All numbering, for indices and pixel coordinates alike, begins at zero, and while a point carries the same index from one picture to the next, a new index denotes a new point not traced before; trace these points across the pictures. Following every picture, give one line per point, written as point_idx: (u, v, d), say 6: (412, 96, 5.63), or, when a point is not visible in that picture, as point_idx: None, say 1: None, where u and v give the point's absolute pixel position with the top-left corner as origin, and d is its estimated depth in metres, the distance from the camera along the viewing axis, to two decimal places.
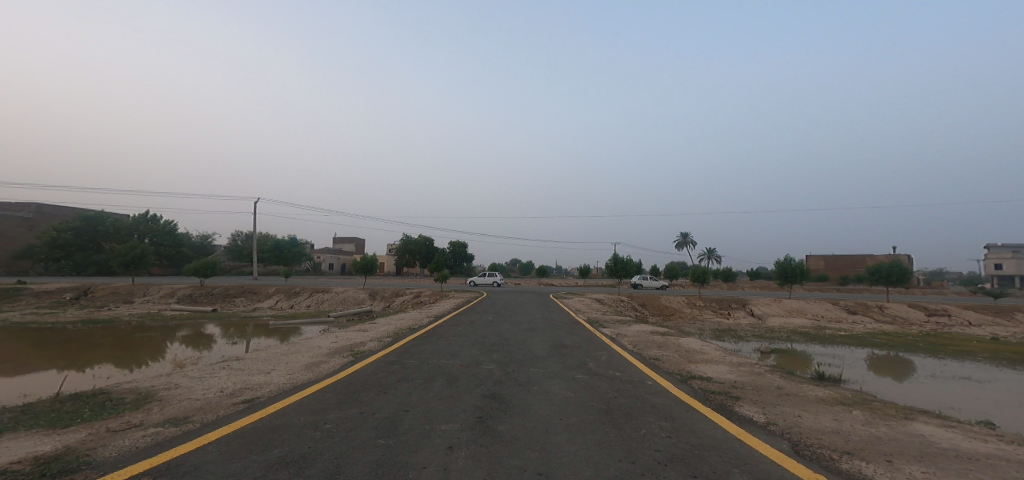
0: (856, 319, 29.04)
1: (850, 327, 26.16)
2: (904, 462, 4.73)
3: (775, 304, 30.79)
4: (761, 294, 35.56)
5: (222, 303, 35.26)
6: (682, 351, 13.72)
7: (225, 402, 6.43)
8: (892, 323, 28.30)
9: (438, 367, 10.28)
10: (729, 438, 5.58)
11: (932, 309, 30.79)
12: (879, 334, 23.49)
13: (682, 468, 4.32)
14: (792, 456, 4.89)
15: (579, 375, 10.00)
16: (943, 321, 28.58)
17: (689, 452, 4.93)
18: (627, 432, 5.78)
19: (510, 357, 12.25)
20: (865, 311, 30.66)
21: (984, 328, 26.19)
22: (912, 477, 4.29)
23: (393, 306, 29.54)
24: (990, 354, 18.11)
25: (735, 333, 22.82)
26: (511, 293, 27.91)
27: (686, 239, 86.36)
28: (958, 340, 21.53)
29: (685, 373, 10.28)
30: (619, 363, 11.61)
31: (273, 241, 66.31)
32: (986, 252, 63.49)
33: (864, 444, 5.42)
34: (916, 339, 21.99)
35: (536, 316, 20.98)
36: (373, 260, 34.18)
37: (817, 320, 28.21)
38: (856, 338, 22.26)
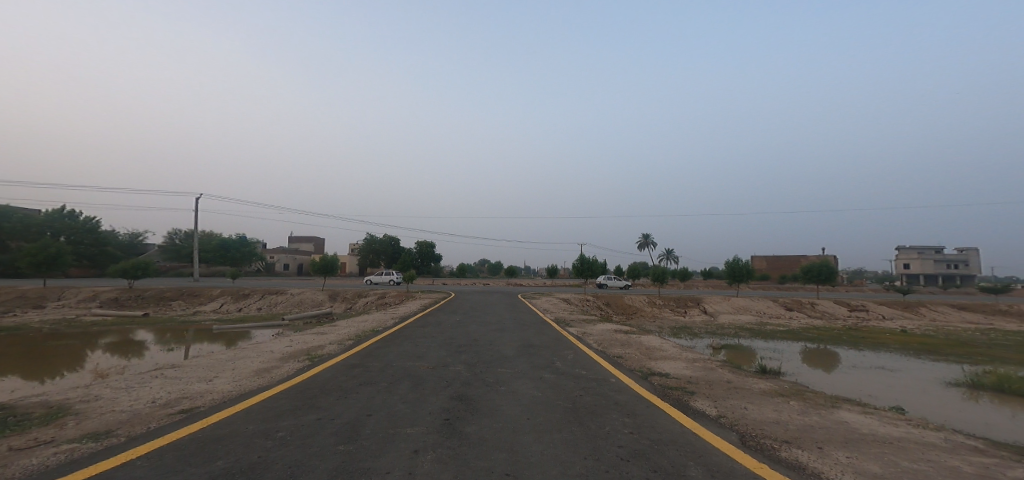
0: (792, 315, 31.65)
1: (788, 322, 28.50)
2: (832, 448, 5.31)
3: (725, 302, 32.88)
4: (713, 293, 37.61)
5: (156, 307, 32.56)
6: (643, 349, 14.39)
7: (158, 413, 6.02)
8: (822, 318, 31.12)
9: (403, 369, 10.18)
10: (685, 432, 5.99)
11: (856, 305, 33.96)
12: (810, 329, 25.81)
13: (642, 463, 4.62)
14: (740, 447, 5.35)
15: (545, 374, 10.24)
16: (863, 316, 31.79)
17: (650, 447, 5.26)
18: (592, 429, 6.06)
19: (478, 358, 12.30)
20: (799, 307, 33.46)
21: (896, 321, 29.40)
22: (839, 461, 4.83)
23: (355, 308, 28.59)
24: (906, 345, 20.24)
25: (691, 330, 24.16)
26: (480, 294, 27.92)
27: (649, 239, 89.82)
28: (878, 334, 23.98)
29: (646, 370, 10.82)
30: (584, 362, 12.03)
31: (219, 240, 62.04)
32: (903, 254, 70.76)
33: (800, 432, 6.02)
34: (845, 333, 24.15)
35: (504, 317, 21.12)
36: (334, 260, 33.00)
37: (761, 317, 30.46)
38: (792, 333, 24.32)
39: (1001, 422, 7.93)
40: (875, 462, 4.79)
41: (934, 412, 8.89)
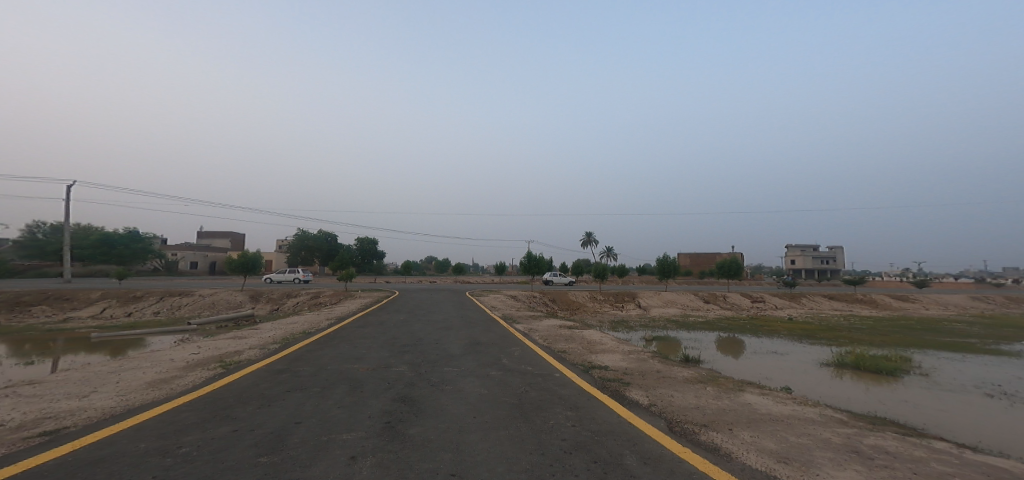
0: (709, 307, 34.48)
1: (705, 314, 30.97)
2: (741, 429, 5.54)
3: (655, 296, 34.97)
4: (648, 289, 39.78)
5: (11, 314, 26.74)
6: (586, 343, 14.68)
7: (4, 440, 4.44)
8: (731, 309, 34.30)
9: (339, 366, 9.11)
10: (622, 422, 5.89)
11: (756, 296, 37.76)
12: (723, 319, 28.31)
13: (585, 455, 4.39)
14: (667, 433, 5.35)
15: (489, 372, 9.80)
16: (762, 306, 35.57)
17: (591, 438, 5.07)
18: (537, 424, 5.76)
19: (423, 357, 11.45)
20: (713, 300, 36.59)
21: (787, 309, 33.28)
22: (744, 441, 5.01)
23: (283, 309, 25.90)
24: (800, 328, 22.82)
25: (628, 323, 25.34)
26: (425, 292, 26.79)
27: (591, 239, 92.84)
28: (772, 321, 26.77)
29: (587, 363, 10.91)
30: (530, 358, 11.80)
31: (97, 233, 53.03)
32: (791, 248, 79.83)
33: (721, 416, 6.25)
34: (750, 322, 26.77)
35: (447, 314, 20.36)
36: (257, 257, 29.65)
37: (686, 309, 32.81)
38: (710, 323, 26.44)
39: (852, 392, 8.81)
40: (775, 440, 5.05)
41: (803, 385, 9.74)
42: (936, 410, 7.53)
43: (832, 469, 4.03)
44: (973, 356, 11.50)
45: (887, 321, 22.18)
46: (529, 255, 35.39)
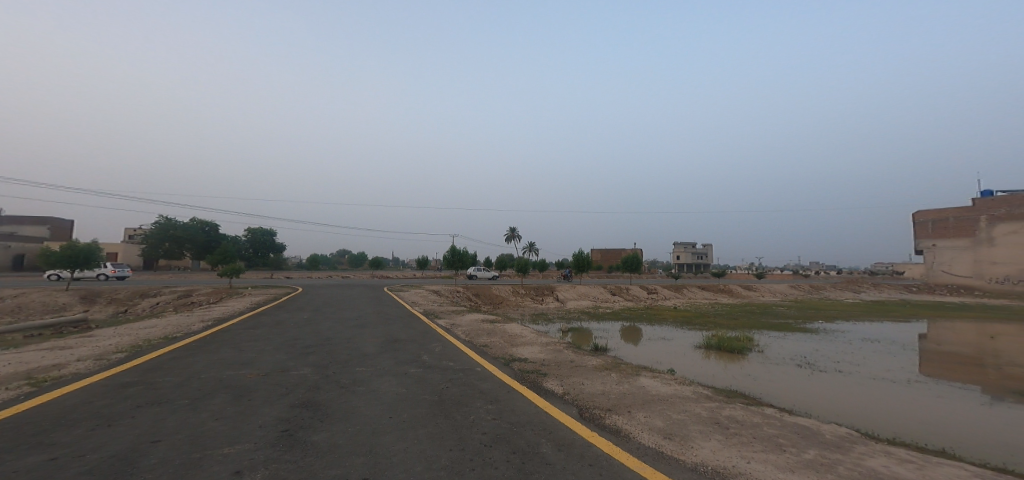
0: (616, 300, 36.78)
1: (612, 305, 33.02)
2: (636, 409, 5.98)
3: (571, 289, 36.46)
4: (561, 282, 41.68)
5: None
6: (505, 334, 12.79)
7: None
8: (632, 300, 36.99)
9: (227, 343, 8.30)
10: (539, 412, 5.71)
11: (651, 288, 41.03)
12: (627, 310, 30.53)
13: (507, 447, 4.27)
14: (580, 420, 5.45)
15: (397, 354, 9.15)
16: (658, 296, 39.06)
17: (510, 430, 4.90)
18: (458, 418, 5.25)
19: (330, 358, 7.91)
20: (619, 292, 39.11)
21: (678, 300, 37.00)
22: (638, 419, 5.53)
23: (148, 309, 22.20)
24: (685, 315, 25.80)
25: (547, 315, 26.16)
26: (336, 288, 25.15)
27: (514, 234, 93.42)
28: (662, 310, 29.80)
29: (506, 356, 9.59)
30: (452, 350, 9.81)
31: None
32: (677, 243, 89.23)
33: (623, 400, 6.53)
34: (649, 312, 29.25)
35: (359, 305, 19.30)
36: (94, 250, 25.32)
37: (597, 301, 34.53)
38: (616, 314, 28.33)
39: (714, 371, 10.22)
40: (656, 415, 5.72)
41: (680, 366, 10.91)
42: (771, 381, 9.04)
43: (702, 441, 4.69)
44: (789, 334, 14.20)
45: (749, 307, 26.05)
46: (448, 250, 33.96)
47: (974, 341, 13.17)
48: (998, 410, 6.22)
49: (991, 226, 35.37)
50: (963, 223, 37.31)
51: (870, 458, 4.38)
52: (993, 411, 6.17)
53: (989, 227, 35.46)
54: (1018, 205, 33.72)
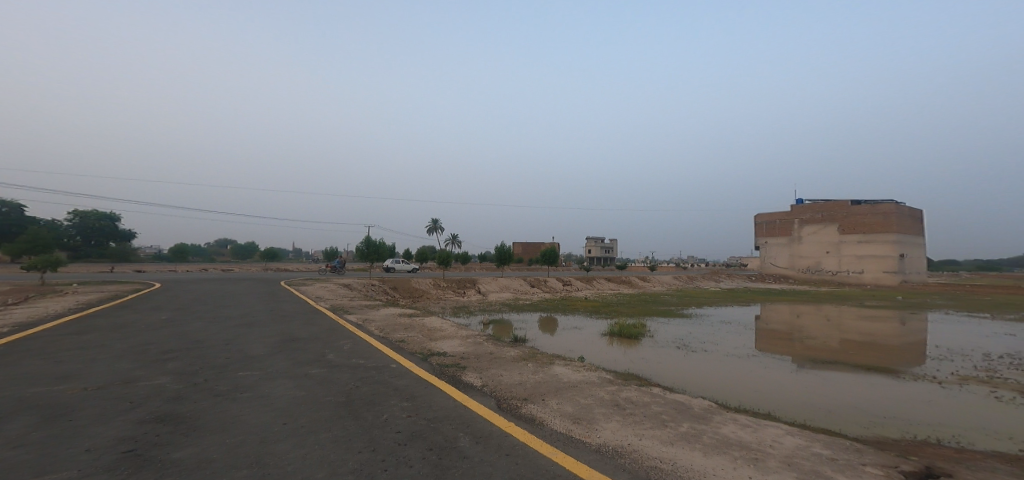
0: (536, 290, 36.71)
1: (531, 296, 32.84)
2: (553, 398, 4.76)
3: (492, 281, 34.81)
4: (481, 274, 41.43)
5: None
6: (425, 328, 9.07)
7: None
8: (550, 291, 37.44)
9: (51, 353, 6.90)
10: (459, 406, 4.22)
11: (567, 280, 42.10)
12: (544, 299, 30.82)
13: (426, 441, 3.30)
14: (499, 415, 4.09)
15: (283, 343, 7.71)
16: (573, 287, 40.32)
17: (430, 426, 3.63)
18: (362, 414, 3.81)
19: (195, 360, 6.60)
20: (539, 283, 38.95)
21: (590, 291, 38.61)
22: (552, 407, 4.45)
23: None
24: (595, 305, 26.75)
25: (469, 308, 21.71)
26: (226, 283, 22.35)
27: (436, 225, 90.88)
28: (576, 300, 30.88)
29: (422, 350, 6.67)
30: (364, 347, 7.04)
31: None
32: (588, 237, 94.07)
33: (539, 388, 5.11)
34: (563, 301, 29.88)
35: (251, 299, 17.29)
36: None
37: (518, 292, 33.91)
38: (535, 303, 27.00)
39: (615, 355, 10.54)
40: (567, 395, 4.91)
41: (589, 353, 10.73)
42: (661, 362, 9.55)
43: (607, 423, 4.08)
44: (676, 320, 15.65)
45: (645, 296, 28.28)
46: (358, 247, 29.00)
47: (811, 320, 15.59)
48: (835, 382, 7.03)
49: (801, 227, 42.90)
50: (784, 225, 44.60)
51: (722, 426, 4.79)
52: (830, 382, 7.00)
53: (800, 228, 43.06)
54: (818, 210, 41.56)
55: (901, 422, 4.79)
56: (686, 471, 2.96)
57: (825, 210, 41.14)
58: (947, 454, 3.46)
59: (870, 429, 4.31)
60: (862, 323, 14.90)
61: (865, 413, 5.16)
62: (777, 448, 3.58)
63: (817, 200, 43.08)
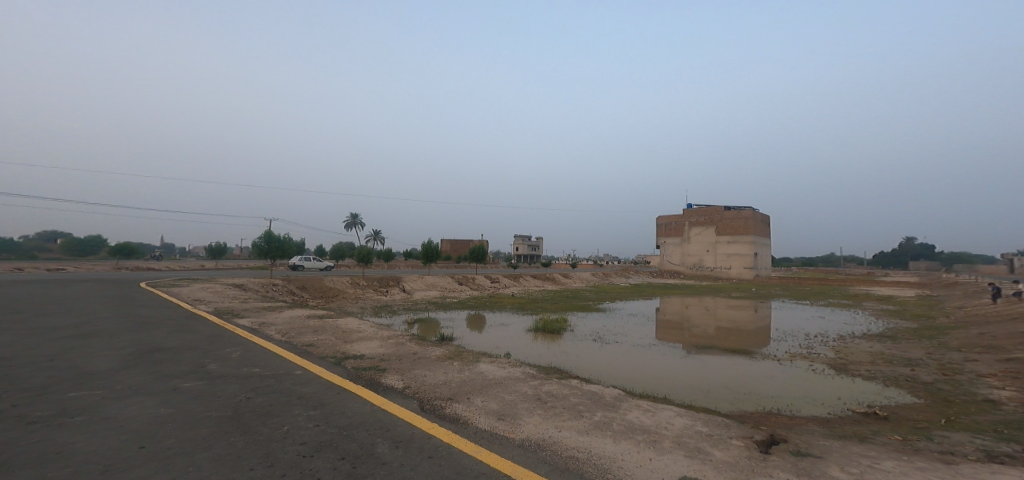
0: (462, 287, 36.19)
1: (458, 294, 32.36)
2: (476, 395, 4.64)
3: (417, 279, 33.69)
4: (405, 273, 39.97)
5: None
6: (339, 329, 8.54)
7: None
8: (477, 289, 37.07)
9: None
10: (373, 411, 3.96)
11: (494, 278, 42.07)
12: (471, 297, 30.53)
13: (338, 453, 3.04)
14: (419, 417, 3.87)
15: (145, 352, 6.47)
16: (500, 285, 40.41)
17: (339, 435, 3.36)
18: (265, 429, 3.45)
19: (43, 367, 5.48)
20: (466, 281, 38.41)
21: (516, 288, 38.96)
22: (473, 404, 4.32)
23: None
24: (521, 302, 27.17)
25: (391, 307, 20.54)
26: (94, 283, 18.97)
27: (356, 221, 85.83)
28: (502, 298, 31.09)
29: (335, 353, 6.34)
30: (263, 354, 6.40)
31: None
32: (515, 236, 95.65)
33: (463, 386, 4.96)
34: (489, 299, 29.86)
35: (131, 296, 14.91)
36: None
37: (444, 290, 33.23)
38: (462, 301, 26.62)
39: (538, 351, 10.82)
40: (489, 392, 4.80)
41: (515, 350, 10.87)
42: (580, 355, 10.04)
43: (531, 418, 4.06)
44: (596, 315, 16.37)
45: (566, 292, 29.56)
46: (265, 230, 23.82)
47: (706, 311, 17.39)
48: (727, 366, 7.88)
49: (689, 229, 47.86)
50: (674, 228, 49.40)
51: (629, 412, 5.17)
52: (720, 365, 7.89)
53: (690, 230, 47.79)
54: (700, 214, 47.01)
55: (766, 397, 5.54)
56: (599, 459, 3.12)
57: (704, 213, 46.71)
58: (803, 425, 4.05)
59: (736, 405, 4.96)
60: (748, 314, 16.90)
61: (738, 391, 5.86)
62: (672, 429, 3.93)
63: (701, 207, 48.71)
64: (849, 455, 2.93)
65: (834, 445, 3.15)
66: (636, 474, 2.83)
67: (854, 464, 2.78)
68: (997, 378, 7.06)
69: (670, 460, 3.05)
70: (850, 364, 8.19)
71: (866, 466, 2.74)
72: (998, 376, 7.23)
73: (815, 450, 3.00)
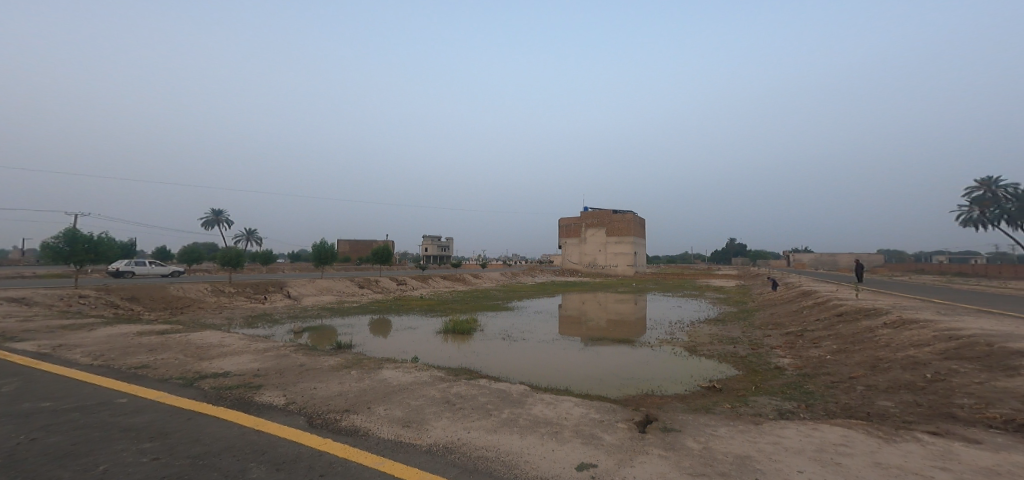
0: (363, 291, 33.72)
1: (359, 298, 30.29)
2: (378, 404, 4.46)
3: (308, 284, 30.54)
4: (295, 277, 36.08)
5: None
6: (194, 346, 7.33)
7: None
8: (381, 292, 34.90)
9: None
10: (244, 432, 3.61)
11: (400, 280, 40.01)
12: (375, 301, 28.78)
13: None
14: (302, 434, 3.61)
15: None
16: (405, 287, 38.57)
17: (194, 466, 2.97)
18: (91, 469, 2.92)
19: None
20: (366, 284, 35.83)
21: (423, 290, 37.74)
22: (376, 414, 4.13)
23: None
24: (429, 304, 26.50)
25: (270, 317, 16.15)
26: None
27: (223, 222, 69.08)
28: (409, 300, 30.05)
29: (187, 374, 5.52)
30: (67, 382, 5.14)
31: None
32: (423, 237, 93.44)
33: (363, 395, 4.74)
34: (395, 302, 28.59)
35: None
36: None
37: (341, 295, 30.67)
38: (364, 305, 24.78)
39: (448, 352, 10.69)
40: (392, 400, 4.61)
41: (423, 353, 10.60)
42: (488, 355, 10.13)
43: (438, 421, 4.03)
44: (504, 314, 16.62)
45: (477, 292, 29.72)
46: (67, 230, 15.29)
47: (600, 306, 18.79)
48: (616, 355, 8.62)
49: (585, 230, 51.11)
50: (572, 229, 52.40)
51: (534, 407, 5.38)
52: (608, 355, 8.62)
53: (586, 230, 51.00)
54: (593, 216, 50.68)
55: (644, 381, 6.21)
56: (508, 456, 3.21)
57: (598, 216, 50.44)
58: (672, 403, 4.60)
59: (622, 390, 5.47)
60: (636, 306, 18.60)
61: (624, 378, 6.44)
62: (570, 419, 4.19)
63: (593, 210, 52.49)
64: (700, 426, 3.41)
65: (690, 418, 3.65)
66: (538, 467, 2.96)
67: (701, 433, 3.24)
68: (782, 349, 8.78)
69: (569, 448, 3.27)
70: (700, 345, 9.50)
71: (710, 434, 3.22)
72: (782, 346, 8.99)
73: (676, 425, 3.44)
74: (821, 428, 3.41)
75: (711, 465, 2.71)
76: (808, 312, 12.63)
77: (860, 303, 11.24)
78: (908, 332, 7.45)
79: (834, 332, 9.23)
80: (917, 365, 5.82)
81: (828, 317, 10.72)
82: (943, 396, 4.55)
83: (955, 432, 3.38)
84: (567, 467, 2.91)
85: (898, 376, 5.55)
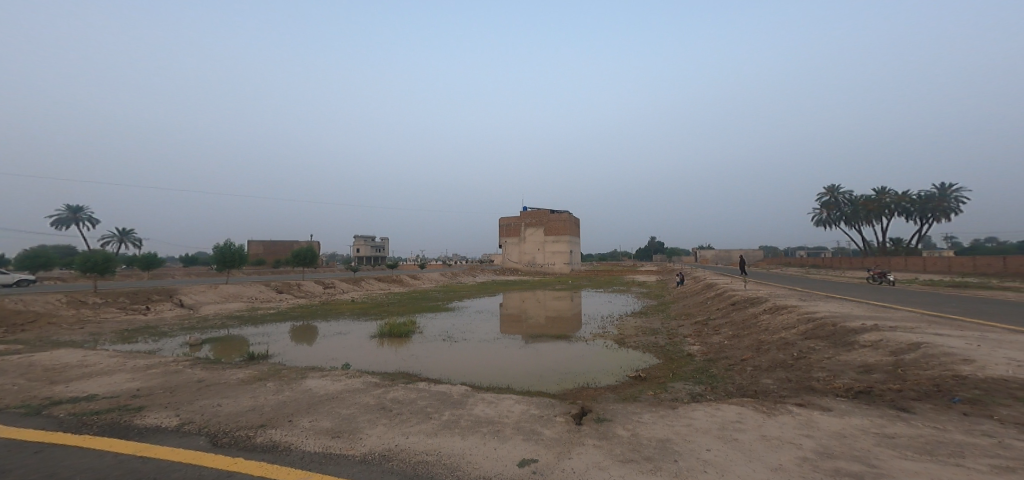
0: (282, 296, 31.14)
1: (278, 304, 28.01)
2: (301, 416, 4.19)
3: (212, 289, 27.35)
4: (195, 282, 32.17)
5: None
6: (53, 370, 6.23)
7: None
8: (303, 296, 32.54)
9: None
10: (126, 461, 3.21)
11: (325, 283, 37.68)
12: (297, 307, 26.84)
13: None
14: (203, 456, 3.29)
15: None
16: (331, 291, 36.35)
17: None
18: None
19: None
20: (285, 289, 33.12)
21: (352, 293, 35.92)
22: (301, 427, 3.88)
23: None
24: (361, 307, 25.39)
25: (156, 331, 14.19)
26: None
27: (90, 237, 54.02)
28: (338, 304, 28.54)
29: (42, 402, 4.74)
30: None
31: None
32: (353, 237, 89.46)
33: (283, 408, 4.42)
34: (320, 307, 26.91)
35: None
36: None
37: (252, 302, 27.94)
38: (282, 311, 22.89)
39: (382, 357, 10.30)
40: (318, 411, 4.35)
41: (355, 360, 10.10)
42: (424, 357, 9.91)
43: (370, 429, 3.87)
44: (438, 316, 16.32)
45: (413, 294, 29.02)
46: None
47: (533, 303, 19.19)
48: (550, 351, 8.86)
49: (524, 229, 51.95)
50: (512, 229, 52.98)
51: (476, 407, 5.38)
52: (543, 351, 8.83)
53: (524, 229, 51.89)
54: (530, 216, 51.76)
55: (579, 374, 6.45)
56: (448, 458, 3.17)
57: (537, 216, 51.53)
58: (603, 394, 4.82)
59: (559, 385, 5.64)
60: (568, 303, 19.23)
61: (560, 372, 6.63)
62: (511, 416, 4.24)
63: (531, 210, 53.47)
64: (628, 414, 3.61)
65: (619, 407, 3.85)
66: (481, 467, 2.96)
67: (630, 421, 3.42)
68: (691, 337, 9.52)
69: (511, 445, 3.30)
70: (626, 337, 10.04)
71: (637, 421, 3.40)
72: (692, 335, 9.76)
73: (609, 415, 3.61)
74: (722, 407, 3.75)
75: (638, 451, 2.86)
76: (711, 302, 13.88)
77: (750, 293, 12.61)
78: (781, 315, 8.49)
79: (730, 319, 10.20)
80: (787, 345, 6.61)
81: (726, 305, 11.89)
82: (805, 370, 5.22)
83: (818, 402, 3.90)
84: (509, 464, 2.93)
85: (775, 356, 6.26)
